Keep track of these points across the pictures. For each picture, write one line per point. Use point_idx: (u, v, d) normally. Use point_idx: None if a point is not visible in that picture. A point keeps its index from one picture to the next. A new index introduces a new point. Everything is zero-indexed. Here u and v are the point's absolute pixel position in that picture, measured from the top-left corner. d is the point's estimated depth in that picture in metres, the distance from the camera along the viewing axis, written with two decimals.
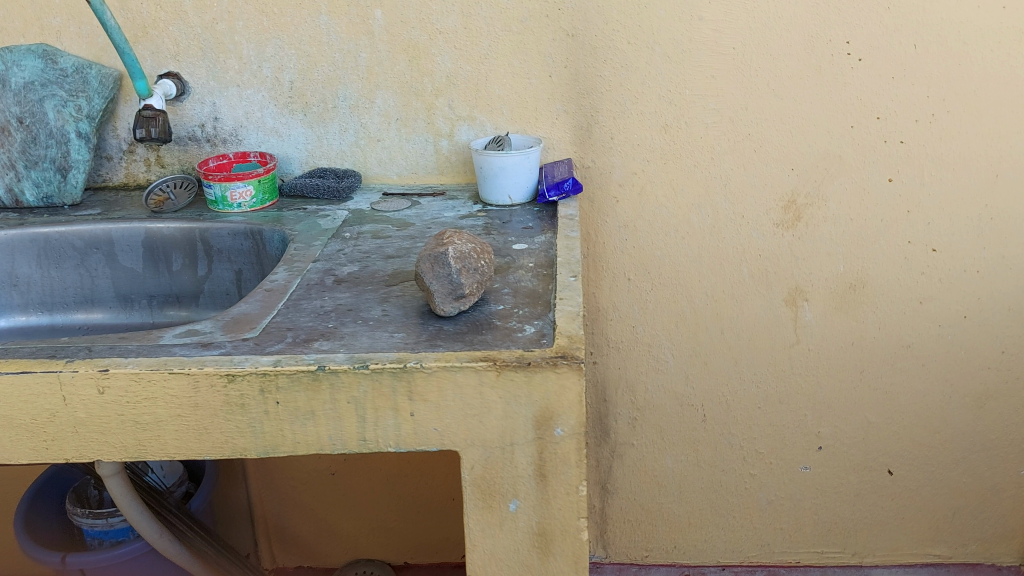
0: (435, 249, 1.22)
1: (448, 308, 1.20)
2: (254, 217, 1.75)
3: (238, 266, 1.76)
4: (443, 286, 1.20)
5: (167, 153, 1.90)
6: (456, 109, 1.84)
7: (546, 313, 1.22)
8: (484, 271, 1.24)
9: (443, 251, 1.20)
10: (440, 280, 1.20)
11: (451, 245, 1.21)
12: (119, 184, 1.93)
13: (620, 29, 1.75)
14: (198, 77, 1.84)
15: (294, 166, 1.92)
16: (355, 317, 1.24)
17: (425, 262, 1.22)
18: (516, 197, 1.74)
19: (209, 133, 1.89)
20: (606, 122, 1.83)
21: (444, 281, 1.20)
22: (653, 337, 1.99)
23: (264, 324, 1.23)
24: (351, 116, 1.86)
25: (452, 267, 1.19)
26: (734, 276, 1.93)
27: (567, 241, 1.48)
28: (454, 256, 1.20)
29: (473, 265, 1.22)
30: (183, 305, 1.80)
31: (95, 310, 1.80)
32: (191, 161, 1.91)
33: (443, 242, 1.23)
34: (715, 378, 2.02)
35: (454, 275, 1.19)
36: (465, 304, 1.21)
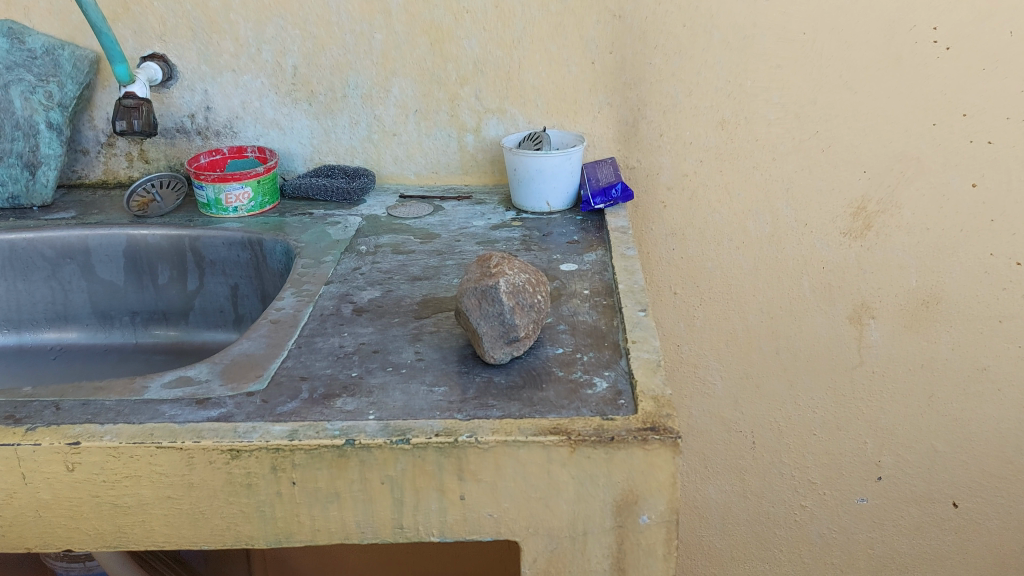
0: (481, 281, 1.00)
1: (499, 355, 0.99)
2: (253, 224, 1.52)
3: (235, 280, 1.54)
4: (493, 327, 0.98)
5: (151, 147, 1.66)
6: (483, 101, 1.61)
7: (616, 360, 1.01)
8: (539, 307, 1.03)
9: (492, 284, 0.98)
10: (489, 321, 0.98)
11: (501, 276, 1.00)
12: (97, 182, 1.69)
13: (674, 11, 1.52)
14: (187, 61, 1.60)
15: (297, 164, 1.69)
16: (383, 364, 1.01)
17: (468, 296, 1.00)
18: (555, 203, 1.52)
19: (200, 125, 1.65)
20: (653, 116, 1.61)
21: (494, 322, 0.98)
22: (698, 354, 1.79)
23: (272, 372, 1.00)
24: (363, 107, 1.63)
25: (504, 304, 0.98)
26: (794, 291, 1.73)
27: (624, 262, 1.26)
28: (506, 291, 0.99)
29: (526, 300, 1.01)
30: (170, 324, 1.58)
31: (69, 329, 1.57)
32: (179, 157, 1.67)
33: (490, 272, 1.02)
34: (767, 401, 1.81)
35: (506, 315, 0.98)
36: (519, 350, 1.00)
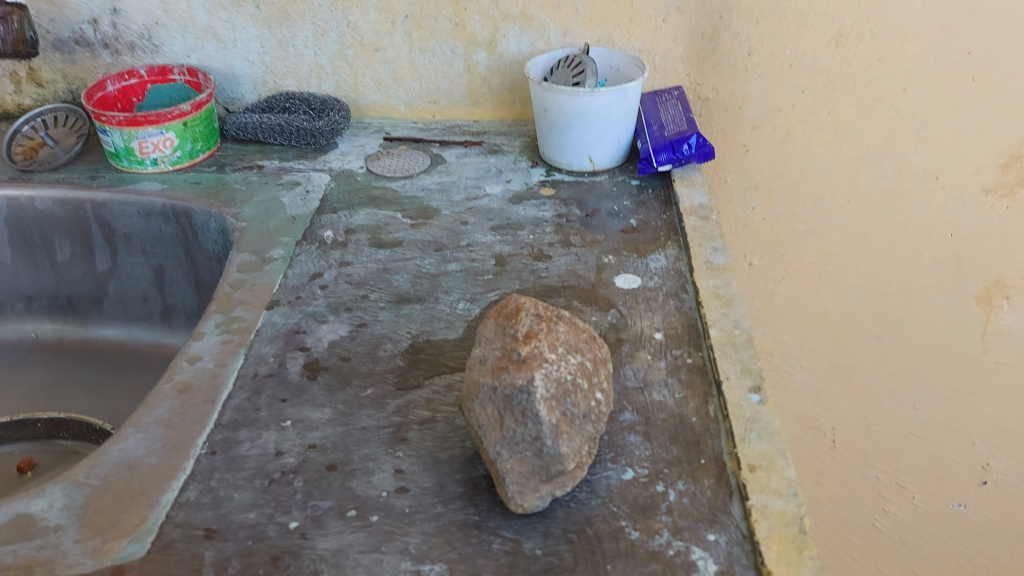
0: (503, 372, 0.59)
1: (532, 502, 0.59)
2: (179, 185, 1.10)
3: (158, 261, 1.12)
4: (522, 458, 0.58)
5: (43, 65, 1.21)
6: (501, 3, 1.13)
7: (729, 505, 0.61)
8: (598, 411, 0.62)
9: (522, 387, 0.57)
10: (516, 450, 0.58)
11: (535, 366, 0.59)
12: None
13: None
14: None
15: (244, 89, 1.24)
16: (339, 500, 0.63)
17: (481, 399, 0.60)
18: (602, 162, 1.07)
19: (107, 33, 1.19)
20: (740, 26, 1.15)
21: (525, 449, 0.58)
22: (773, 340, 1.38)
23: (164, 514, 0.62)
24: (331, 10, 1.15)
25: (543, 423, 0.57)
26: (912, 261, 1.27)
27: (712, 280, 0.84)
28: (545, 397, 0.58)
29: (577, 404, 0.60)
30: (79, 314, 1.18)
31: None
32: (82, 78, 1.23)
33: (518, 354, 0.60)
34: (856, 390, 1.37)
35: (545, 439, 0.58)
36: (565, 488, 0.60)
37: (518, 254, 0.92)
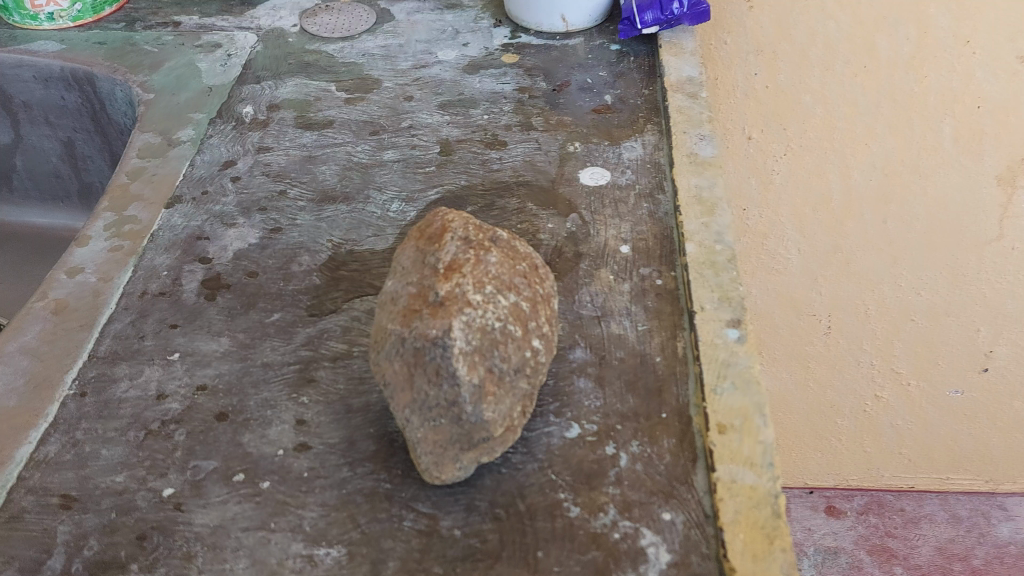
0: (415, 319, 0.48)
1: (452, 473, 0.49)
2: (80, 46, 0.94)
3: (65, 135, 0.98)
4: (436, 424, 0.48)
5: None
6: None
7: (689, 473, 0.50)
8: (536, 362, 0.50)
9: (436, 340, 0.46)
10: (426, 416, 0.47)
11: (454, 312, 0.47)
12: None
13: None
14: None
15: None
16: (226, 460, 0.52)
17: (388, 350, 0.48)
18: (577, 22, 0.90)
19: None
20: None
21: (440, 414, 0.47)
22: (767, 220, 1.18)
23: (16, 474, 0.52)
24: None
25: (461, 385, 0.46)
26: (926, 138, 1.07)
27: (695, 178, 0.70)
28: (465, 352, 0.46)
29: (507, 358, 0.48)
30: None
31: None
32: None
33: (435, 295, 0.48)
34: (857, 278, 1.20)
35: (463, 404, 0.47)
36: (493, 454, 0.50)
37: (467, 140, 0.78)
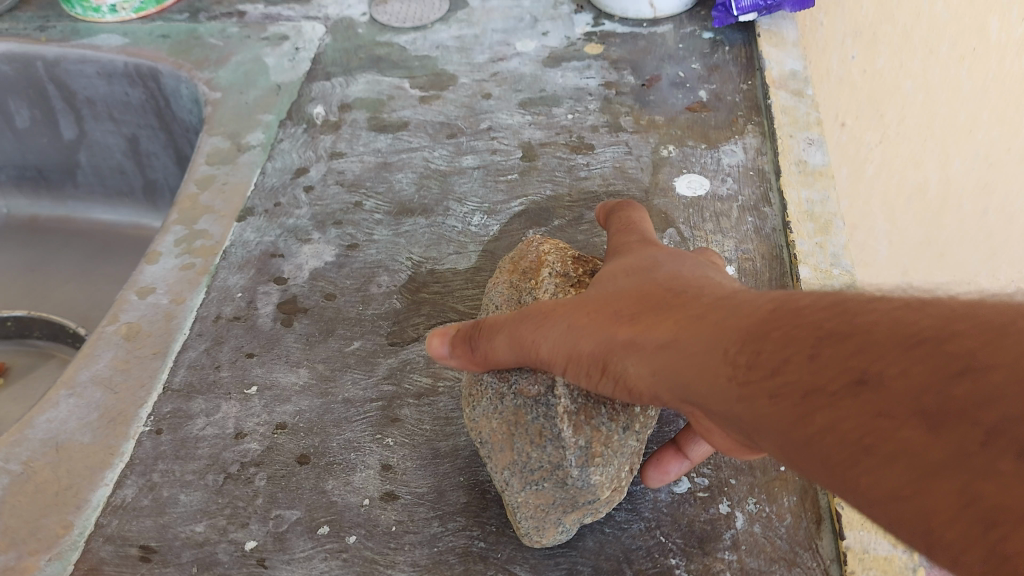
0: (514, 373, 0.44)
1: (555, 535, 0.45)
2: (143, 39, 0.90)
3: (130, 131, 0.95)
4: (536, 484, 0.43)
5: None
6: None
7: (814, 539, 0.46)
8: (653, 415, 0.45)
9: (538, 398, 0.42)
10: (527, 477, 0.43)
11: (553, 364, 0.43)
12: None
13: None
14: None
15: None
16: (310, 510, 0.49)
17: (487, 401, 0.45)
18: (666, 7, 0.83)
19: None
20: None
21: (542, 474, 0.43)
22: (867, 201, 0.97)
23: (93, 520, 0.50)
24: None
25: (567, 448, 0.42)
26: None
27: (806, 191, 0.64)
28: (571, 411, 0.42)
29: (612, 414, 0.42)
30: (53, 186, 1.04)
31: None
32: None
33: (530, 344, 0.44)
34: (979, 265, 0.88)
35: (563, 465, 0.42)
36: (600, 514, 0.46)
37: (551, 143, 0.73)
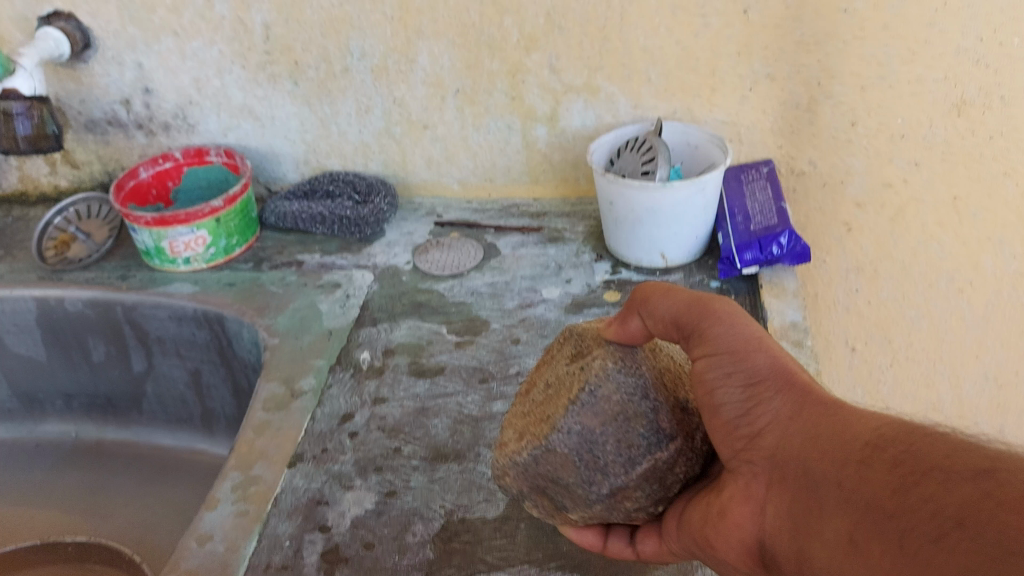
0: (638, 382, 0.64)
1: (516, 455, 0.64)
2: (211, 287, 1.02)
3: (194, 366, 1.05)
4: (573, 454, 0.62)
5: (78, 148, 1.17)
6: (562, 75, 1.01)
7: None
8: (620, 513, 0.65)
9: (656, 441, 0.62)
10: (586, 447, 0.62)
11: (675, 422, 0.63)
12: (13, 194, 1.24)
13: None
14: (106, 20, 1.04)
15: (285, 169, 1.16)
16: None
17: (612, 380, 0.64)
18: (677, 258, 0.93)
19: (140, 114, 1.13)
20: (843, 94, 0.94)
21: (586, 455, 0.62)
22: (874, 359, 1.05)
23: None
24: (372, 87, 1.05)
25: (621, 475, 0.62)
26: None
27: None
28: (649, 466, 0.62)
29: (640, 499, 0.63)
30: (119, 414, 1.13)
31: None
32: (117, 159, 1.18)
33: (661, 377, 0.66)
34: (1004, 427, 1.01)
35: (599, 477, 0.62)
36: (526, 474, 0.64)
37: None
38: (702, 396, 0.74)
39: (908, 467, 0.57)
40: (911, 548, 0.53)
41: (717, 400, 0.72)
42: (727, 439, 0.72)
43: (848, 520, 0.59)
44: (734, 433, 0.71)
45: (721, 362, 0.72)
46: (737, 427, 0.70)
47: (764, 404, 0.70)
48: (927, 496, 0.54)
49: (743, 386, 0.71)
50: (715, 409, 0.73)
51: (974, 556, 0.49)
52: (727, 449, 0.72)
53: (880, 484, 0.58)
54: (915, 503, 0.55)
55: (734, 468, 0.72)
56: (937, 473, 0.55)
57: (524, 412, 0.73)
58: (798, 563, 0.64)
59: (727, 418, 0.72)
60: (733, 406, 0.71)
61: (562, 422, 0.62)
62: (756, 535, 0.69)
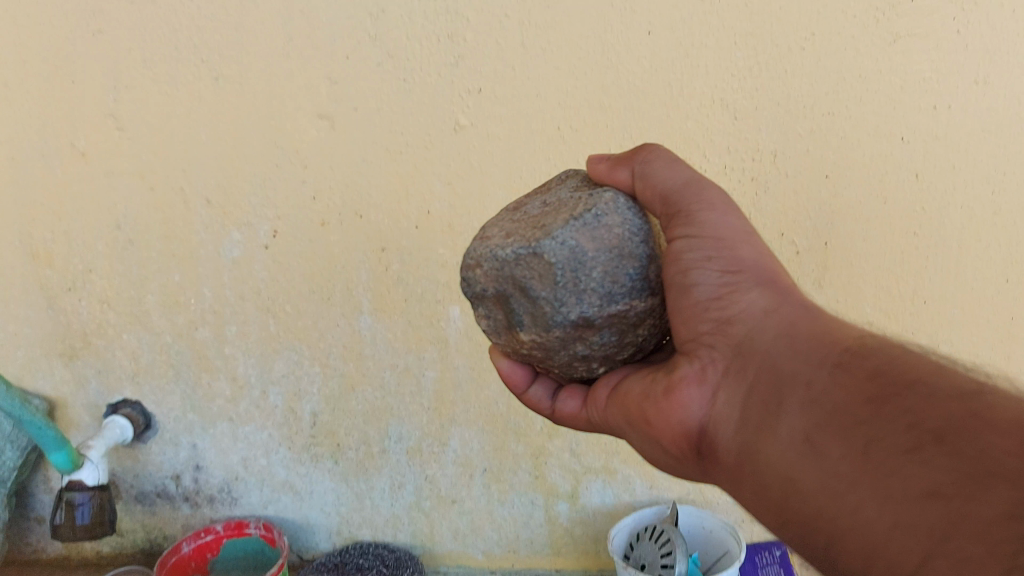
0: (635, 209, 0.83)
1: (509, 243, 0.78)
2: None
3: None
4: (558, 263, 0.76)
5: (127, 518, 1.61)
6: (584, 457, 1.48)
7: None
8: (563, 343, 0.81)
9: (623, 295, 0.79)
10: (568, 270, 0.76)
11: (640, 283, 0.80)
12: (54, 556, 1.67)
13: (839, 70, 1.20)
14: (167, 407, 1.51)
15: (318, 537, 1.62)
16: None
17: (617, 203, 0.82)
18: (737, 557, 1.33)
19: (186, 488, 1.58)
20: (897, 256, 1.30)
21: (568, 269, 0.76)
22: (919, 279, 1.32)
23: None
24: (410, 469, 1.53)
25: (585, 306, 0.77)
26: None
27: None
28: (610, 318, 0.79)
29: (590, 329, 0.80)
30: None
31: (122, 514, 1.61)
32: (160, 524, 1.61)
33: (647, 241, 0.81)
34: None
35: (568, 296, 0.76)
36: (507, 275, 0.79)
37: None
38: (673, 276, 0.80)
39: (888, 385, 0.67)
40: (874, 455, 0.64)
41: (692, 280, 0.79)
42: (696, 320, 0.80)
43: (812, 418, 0.70)
44: (705, 315, 0.79)
45: (706, 248, 0.80)
46: (708, 307, 0.79)
47: (738, 295, 0.79)
48: (903, 411, 0.64)
49: (721, 271, 0.79)
50: (686, 289, 0.79)
51: (948, 467, 0.58)
52: (691, 330, 0.80)
53: (854, 397, 0.68)
54: (893, 416, 0.64)
55: (689, 347, 0.81)
56: (919, 389, 0.65)
57: (512, 219, 0.85)
58: (740, 451, 0.75)
59: (698, 300, 0.79)
60: (709, 288, 0.79)
61: (560, 232, 0.76)
62: (697, 420, 0.79)
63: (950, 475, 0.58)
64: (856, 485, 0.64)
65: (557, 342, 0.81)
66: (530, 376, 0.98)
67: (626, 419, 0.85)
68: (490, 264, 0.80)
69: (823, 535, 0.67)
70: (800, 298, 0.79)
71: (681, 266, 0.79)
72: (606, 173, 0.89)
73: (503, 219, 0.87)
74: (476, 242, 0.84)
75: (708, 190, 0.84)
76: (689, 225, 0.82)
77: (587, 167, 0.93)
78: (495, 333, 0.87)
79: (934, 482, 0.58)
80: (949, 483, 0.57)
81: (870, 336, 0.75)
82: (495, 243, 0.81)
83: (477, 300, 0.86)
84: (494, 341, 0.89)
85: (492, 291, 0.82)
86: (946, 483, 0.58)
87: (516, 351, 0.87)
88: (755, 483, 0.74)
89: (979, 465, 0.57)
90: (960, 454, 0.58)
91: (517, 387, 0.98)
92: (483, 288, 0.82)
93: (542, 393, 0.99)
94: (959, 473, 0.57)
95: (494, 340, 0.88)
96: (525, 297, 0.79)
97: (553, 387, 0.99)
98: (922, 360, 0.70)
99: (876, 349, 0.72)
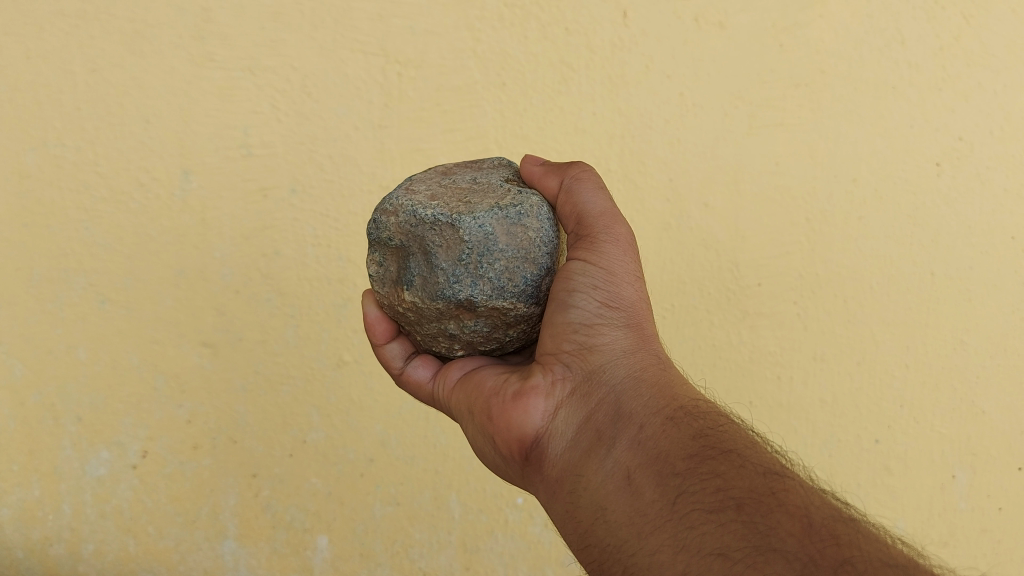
0: (551, 218, 1.06)
1: (390, 228, 1.02)
2: None
3: None
4: (469, 242, 0.97)
5: None
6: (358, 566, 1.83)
7: None
8: (423, 331, 1.07)
9: (451, 347, 1.08)
10: (420, 283, 1.01)
11: (530, 290, 1.02)
12: None
13: None
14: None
15: None
16: None
17: (540, 210, 1.04)
18: None
19: None
20: None
21: (476, 251, 0.98)
22: None
23: None
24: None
25: (438, 310, 1.01)
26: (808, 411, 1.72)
27: None
28: (473, 326, 1.03)
29: (435, 349, 1.11)
30: None
31: (8, 527, 1.79)
32: None
33: (550, 254, 1.04)
34: None
35: (465, 276, 0.98)
36: (385, 261, 1.06)
37: None
38: (559, 291, 1.00)
39: (710, 447, 0.80)
40: (685, 503, 0.75)
41: (571, 302, 0.98)
42: (563, 338, 0.97)
43: (637, 456, 0.82)
44: (572, 336, 0.97)
45: (596, 276, 0.99)
46: (576, 330, 0.96)
47: (604, 332, 0.97)
48: (715, 472, 0.76)
49: (601, 302, 0.98)
50: (565, 308, 0.98)
51: (739, 535, 0.70)
52: (555, 345, 0.98)
53: (677, 443, 0.82)
54: (707, 475, 0.76)
55: (548, 360, 0.98)
56: (732, 458, 0.78)
57: (451, 195, 1.05)
58: (564, 469, 0.89)
59: (571, 321, 0.97)
60: (584, 312, 0.97)
61: (481, 217, 0.99)
62: (536, 429, 0.93)
63: (738, 542, 0.69)
64: (660, 529, 0.75)
65: (435, 313, 1.02)
66: (391, 334, 1.16)
67: (473, 404, 1.02)
68: (408, 219, 1.01)
69: (620, 565, 0.77)
70: (653, 349, 0.97)
71: (569, 283, 0.99)
72: (539, 177, 1.12)
73: (433, 179, 1.10)
74: (402, 196, 1.04)
75: (616, 226, 1.05)
76: (589, 251, 1.02)
77: (523, 165, 1.15)
78: (381, 280, 1.07)
79: (724, 545, 0.70)
80: (736, 548, 0.69)
81: (703, 400, 0.90)
82: (418, 202, 1.01)
83: (378, 245, 1.05)
84: (377, 287, 1.09)
85: (397, 241, 1.02)
86: (734, 544, 0.69)
87: (391, 305, 1.08)
88: (569, 500, 0.87)
89: (763, 541, 0.69)
90: (751, 526, 0.70)
91: (377, 338, 1.15)
92: (393, 235, 1.02)
93: (396, 351, 1.16)
94: (747, 544, 0.69)
95: (377, 285, 1.08)
96: (425, 261, 1.00)
97: (408, 352, 1.17)
98: (741, 434, 0.83)
99: (704, 414, 0.86)
